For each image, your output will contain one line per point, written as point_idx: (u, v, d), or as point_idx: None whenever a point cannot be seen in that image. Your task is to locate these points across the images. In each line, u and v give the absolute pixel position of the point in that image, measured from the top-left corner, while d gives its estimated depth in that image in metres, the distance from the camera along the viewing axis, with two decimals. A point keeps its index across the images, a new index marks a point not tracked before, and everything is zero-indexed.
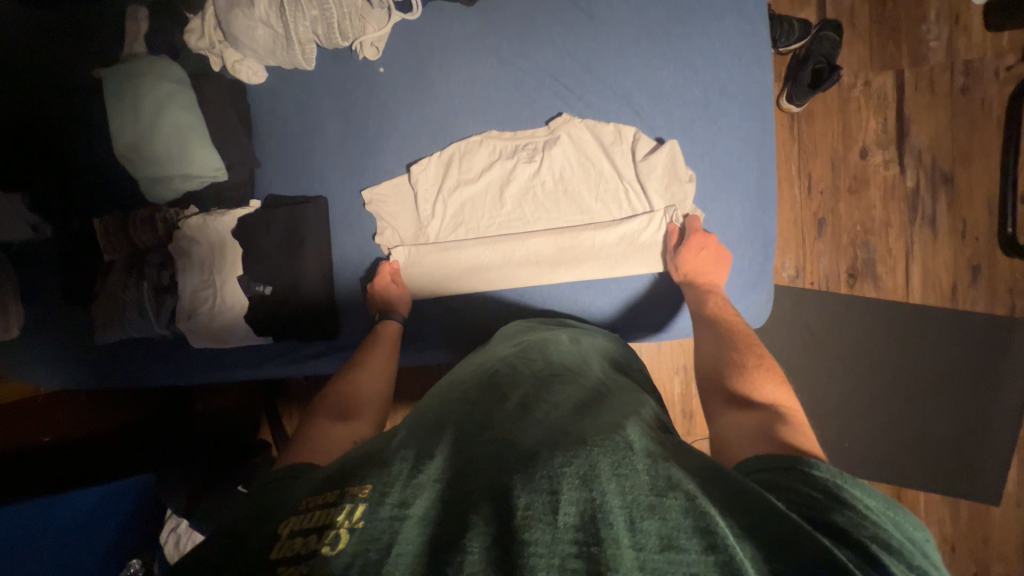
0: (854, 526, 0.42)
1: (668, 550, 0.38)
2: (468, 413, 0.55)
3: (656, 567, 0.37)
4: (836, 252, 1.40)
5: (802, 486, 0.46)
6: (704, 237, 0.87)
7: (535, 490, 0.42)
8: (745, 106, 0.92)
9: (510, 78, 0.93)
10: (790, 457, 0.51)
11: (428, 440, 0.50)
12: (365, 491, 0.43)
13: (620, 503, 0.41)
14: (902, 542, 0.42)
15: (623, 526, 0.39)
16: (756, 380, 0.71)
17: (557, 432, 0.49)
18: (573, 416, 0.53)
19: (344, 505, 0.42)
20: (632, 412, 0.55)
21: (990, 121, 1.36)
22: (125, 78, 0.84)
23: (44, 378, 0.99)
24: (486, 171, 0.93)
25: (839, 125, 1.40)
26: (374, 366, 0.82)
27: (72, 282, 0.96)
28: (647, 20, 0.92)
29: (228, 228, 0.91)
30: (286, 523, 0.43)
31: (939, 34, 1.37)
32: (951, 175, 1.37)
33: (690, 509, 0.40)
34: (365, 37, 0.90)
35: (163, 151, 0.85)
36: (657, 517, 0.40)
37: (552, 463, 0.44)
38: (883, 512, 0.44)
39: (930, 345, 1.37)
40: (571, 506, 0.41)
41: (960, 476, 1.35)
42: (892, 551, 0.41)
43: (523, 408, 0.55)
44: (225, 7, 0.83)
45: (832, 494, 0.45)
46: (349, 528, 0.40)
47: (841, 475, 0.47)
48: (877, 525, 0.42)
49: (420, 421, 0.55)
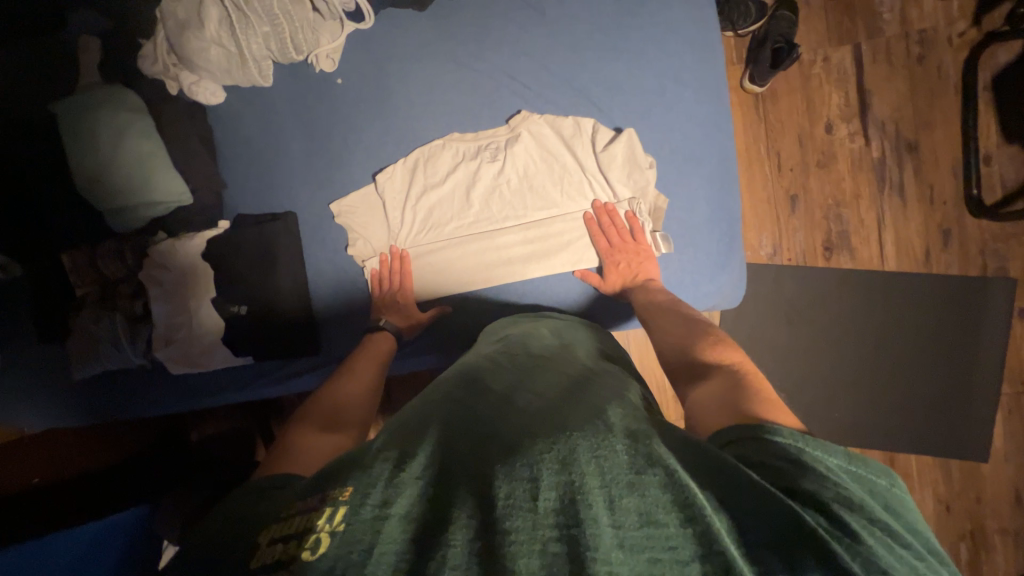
0: (819, 486, 0.43)
1: (647, 526, 0.39)
2: (452, 409, 0.54)
3: (635, 543, 0.38)
4: (810, 227, 1.42)
5: (771, 456, 0.47)
6: (609, 254, 0.91)
7: (516, 478, 0.42)
8: (701, 91, 0.94)
9: (468, 80, 0.94)
10: (754, 425, 0.52)
11: (412, 438, 0.50)
12: (346, 494, 0.42)
13: (599, 484, 0.41)
14: (866, 498, 0.44)
15: (603, 506, 0.40)
16: (730, 353, 0.73)
17: (540, 420, 0.49)
18: (555, 402, 0.53)
19: (326, 509, 0.41)
20: (616, 395, 0.55)
21: (948, 87, 1.39)
22: (79, 110, 0.83)
23: (23, 419, 0.97)
24: (452, 173, 0.94)
25: (803, 103, 1.42)
26: (362, 375, 0.81)
27: (44, 320, 0.95)
28: (599, 14, 0.93)
29: (197, 251, 0.90)
30: (265, 532, 0.44)
31: (891, 6, 1.40)
32: (914, 143, 1.40)
33: (668, 484, 0.41)
34: (319, 49, 0.90)
35: (124, 179, 0.84)
36: (636, 494, 0.41)
37: (535, 450, 0.45)
38: (842, 470, 0.46)
39: (910, 310, 1.40)
40: (552, 490, 0.41)
41: (948, 438, 1.37)
42: (854, 506, 0.42)
43: (505, 400, 0.55)
44: (176, 30, 0.82)
45: (799, 462, 0.46)
46: (330, 532, 0.40)
47: (805, 439, 0.48)
48: (840, 486, 0.44)
49: (403, 420, 0.54)
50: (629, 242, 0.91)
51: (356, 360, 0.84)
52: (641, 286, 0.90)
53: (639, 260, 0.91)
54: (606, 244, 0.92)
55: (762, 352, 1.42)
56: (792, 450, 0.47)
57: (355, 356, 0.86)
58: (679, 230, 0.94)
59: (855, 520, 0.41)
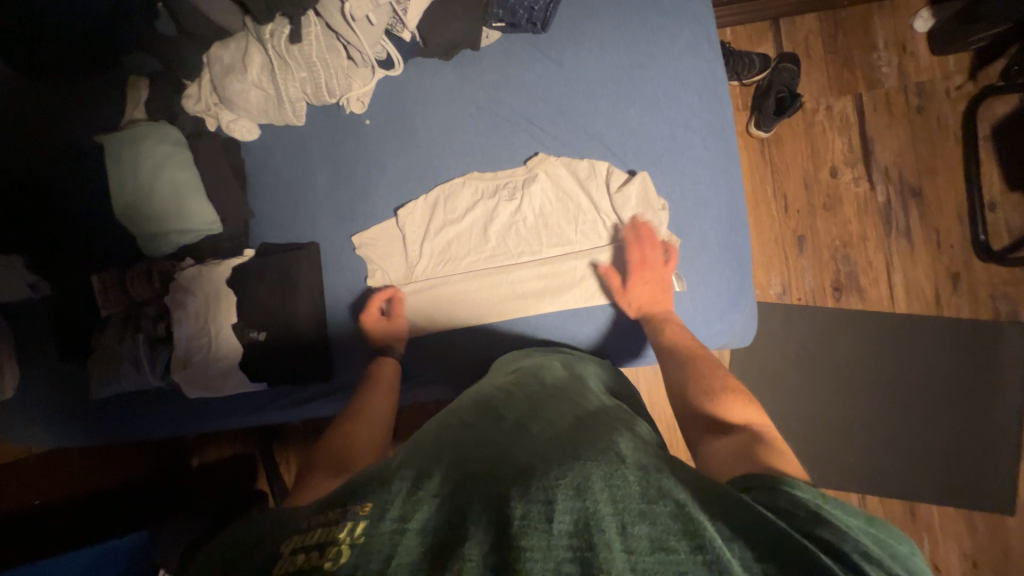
0: (842, 542, 0.42)
1: (658, 551, 0.39)
2: (465, 436, 0.54)
3: (647, 568, 0.38)
4: (819, 267, 1.44)
5: (796, 509, 0.46)
6: (640, 270, 0.90)
7: (531, 500, 0.42)
8: (709, 137, 0.98)
9: (488, 123, 1.00)
10: (769, 475, 0.52)
11: (428, 461, 0.50)
12: (367, 509, 0.43)
13: (612, 511, 0.42)
14: (890, 563, 0.43)
15: (615, 531, 0.40)
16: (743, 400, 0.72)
17: (554, 448, 0.50)
18: (567, 432, 0.53)
19: (347, 524, 0.42)
20: (626, 428, 0.56)
21: (948, 136, 1.44)
22: (124, 143, 0.89)
23: (38, 438, 0.99)
24: (470, 210, 0.97)
25: (807, 148, 1.47)
26: (370, 413, 0.79)
27: (66, 340, 0.97)
28: (612, 66, 0.99)
29: (222, 277, 0.94)
30: (286, 543, 0.43)
31: (889, 60, 1.47)
32: (918, 188, 1.44)
33: (678, 514, 0.41)
34: (351, 93, 0.96)
35: (160, 207, 0.89)
36: (647, 522, 0.41)
37: (550, 475, 0.45)
38: (862, 530, 0.45)
39: (923, 352, 1.39)
40: (567, 514, 0.41)
41: (970, 489, 1.32)
42: (873, 560, 0.42)
43: (518, 428, 0.55)
44: (221, 75, 0.89)
45: (820, 518, 0.45)
46: (350, 544, 0.40)
47: (828, 497, 0.48)
48: (859, 542, 0.43)
49: (417, 445, 0.55)
50: (660, 268, 0.91)
51: (371, 394, 0.83)
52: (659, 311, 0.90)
53: (663, 289, 0.91)
54: (639, 260, 0.91)
55: (773, 392, 1.41)
56: (811, 504, 0.47)
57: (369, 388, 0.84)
58: (690, 269, 0.96)
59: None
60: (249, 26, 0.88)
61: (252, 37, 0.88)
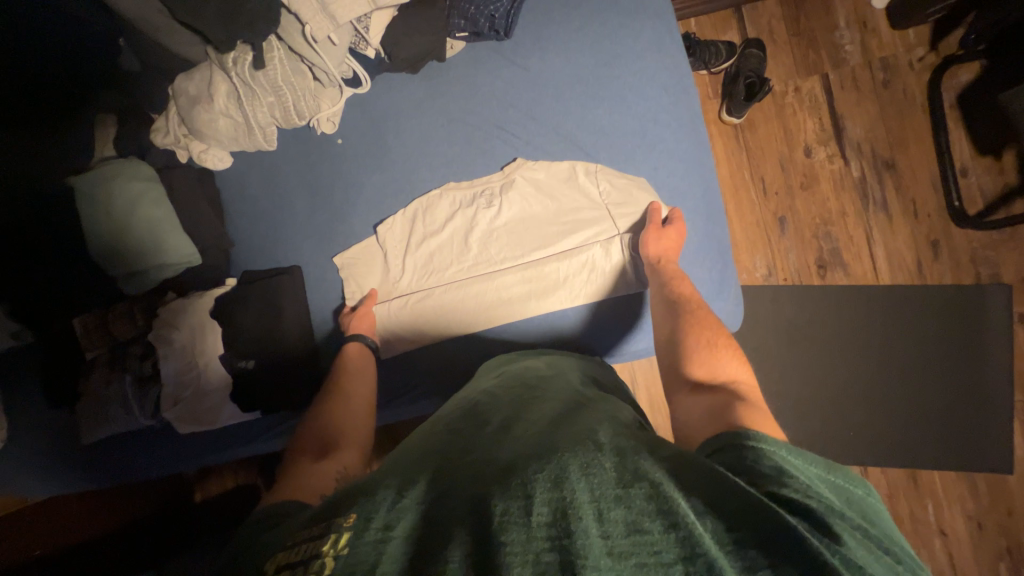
0: (803, 495, 0.43)
1: (634, 534, 0.39)
2: (449, 443, 0.55)
3: (622, 550, 0.38)
4: (802, 246, 1.45)
5: (757, 465, 0.47)
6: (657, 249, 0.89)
7: (510, 496, 0.43)
8: (680, 129, 0.99)
9: (460, 132, 1.00)
10: (736, 433, 0.52)
11: (412, 469, 0.50)
12: (350, 519, 0.43)
13: (589, 498, 0.42)
14: (844, 508, 0.44)
15: (592, 518, 0.40)
16: (716, 366, 0.71)
17: (536, 443, 0.50)
18: (549, 427, 0.54)
19: (331, 536, 0.42)
20: (609, 418, 0.56)
21: (916, 107, 1.46)
22: (95, 182, 0.87)
23: (30, 488, 0.98)
24: (449, 220, 0.98)
25: (780, 130, 1.49)
26: (350, 398, 0.81)
27: (54, 387, 0.96)
28: (578, 66, 1.00)
29: (206, 309, 0.93)
30: (272, 559, 0.44)
31: (852, 38, 1.49)
32: (891, 160, 1.46)
33: (653, 496, 0.42)
34: (321, 113, 0.96)
35: (136, 244, 0.88)
36: (623, 506, 0.41)
37: (529, 470, 0.45)
38: (823, 478, 0.47)
39: (910, 320, 1.41)
40: (545, 505, 0.42)
41: (967, 450, 1.34)
42: (839, 515, 0.42)
43: (502, 430, 0.55)
44: (187, 105, 0.88)
45: (783, 470, 0.46)
46: (334, 556, 0.40)
47: (784, 446, 0.49)
48: (823, 496, 0.44)
49: (403, 454, 0.55)
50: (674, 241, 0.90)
51: (340, 378, 0.85)
52: (664, 271, 0.88)
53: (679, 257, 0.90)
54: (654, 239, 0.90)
55: (767, 373, 1.42)
56: (777, 457, 0.47)
57: (338, 377, 0.85)
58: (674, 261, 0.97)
59: (840, 526, 0.41)
60: (210, 56, 0.87)
61: (215, 67, 0.87)
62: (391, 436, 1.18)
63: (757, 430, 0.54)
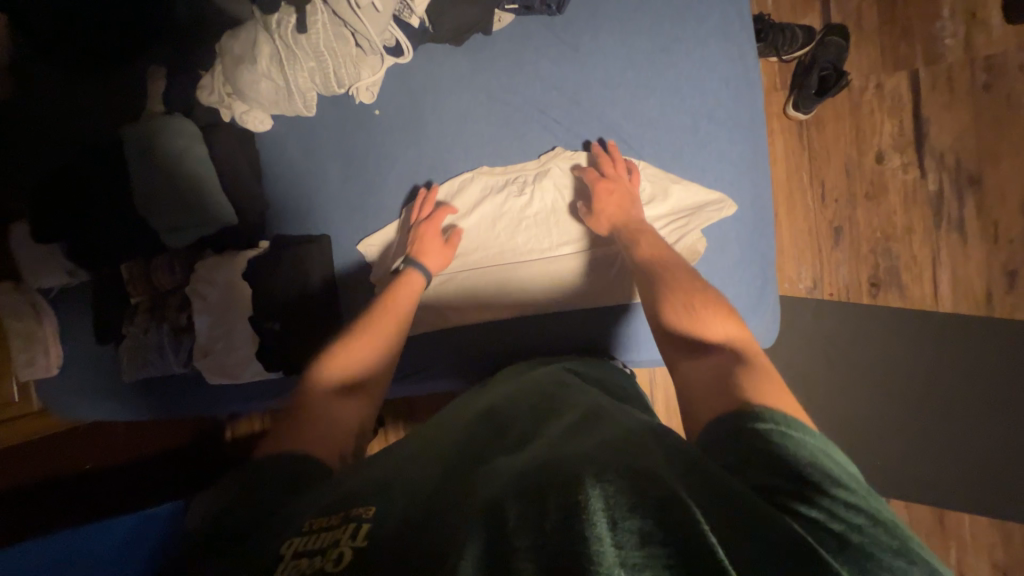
0: (813, 491, 0.43)
1: (649, 545, 0.38)
2: (465, 447, 0.55)
3: (637, 563, 0.37)
4: (855, 261, 1.34)
5: (764, 463, 0.46)
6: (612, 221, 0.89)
7: (525, 501, 0.43)
8: (736, 130, 0.92)
9: (499, 113, 0.96)
10: (749, 419, 0.51)
11: (427, 472, 0.52)
12: (371, 511, 0.47)
13: (603, 505, 0.41)
14: (852, 492, 0.43)
15: (606, 526, 0.40)
16: None
17: (551, 452, 0.50)
18: (566, 437, 0.53)
19: (351, 527, 0.45)
20: (624, 426, 0.54)
21: (1018, 117, 1.29)
22: (143, 136, 0.90)
23: (82, 412, 1.07)
24: (478, 206, 0.95)
25: (852, 130, 1.35)
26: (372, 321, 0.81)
27: (102, 324, 1.03)
28: (633, 50, 0.93)
29: (238, 269, 0.95)
30: (288, 544, 0.45)
31: (955, 30, 1.31)
32: (977, 176, 1.30)
33: (669, 504, 0.41)
34: (361, 83, 0.93)
35: (179, 202, 0.91)
36: (638, 516, 0.40)
37: (542, 477, 0.45)
38: (824, 458, 0.46)
39: (966, 352, 1.29)
40: (558, 510, 0.41)
41: (1007, 499, 1.25)
42: (848, 504, 0.42)
43: (518, 442, 0.54)
44: (232, 66, 0.88)
45: (794, 467, 0.45)
46: (354, 548, 0.44)
47: (786, 425, 0.50)
48: (834, 491, 0.43)
49: (419, 450, 0.56)
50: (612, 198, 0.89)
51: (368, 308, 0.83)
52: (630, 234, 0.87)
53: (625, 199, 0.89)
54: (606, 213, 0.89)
55: (796, 390, 1.34)
56: (786, 452, 0.47)
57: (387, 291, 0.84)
58: (712, 270, 0.91)
59: (845, 513, 0.41)
60: (257, 17, 0.86)
61: (260, 28, 0.86)
62: (405, 407, 1.22)
63: (773, 404, 0.53)
